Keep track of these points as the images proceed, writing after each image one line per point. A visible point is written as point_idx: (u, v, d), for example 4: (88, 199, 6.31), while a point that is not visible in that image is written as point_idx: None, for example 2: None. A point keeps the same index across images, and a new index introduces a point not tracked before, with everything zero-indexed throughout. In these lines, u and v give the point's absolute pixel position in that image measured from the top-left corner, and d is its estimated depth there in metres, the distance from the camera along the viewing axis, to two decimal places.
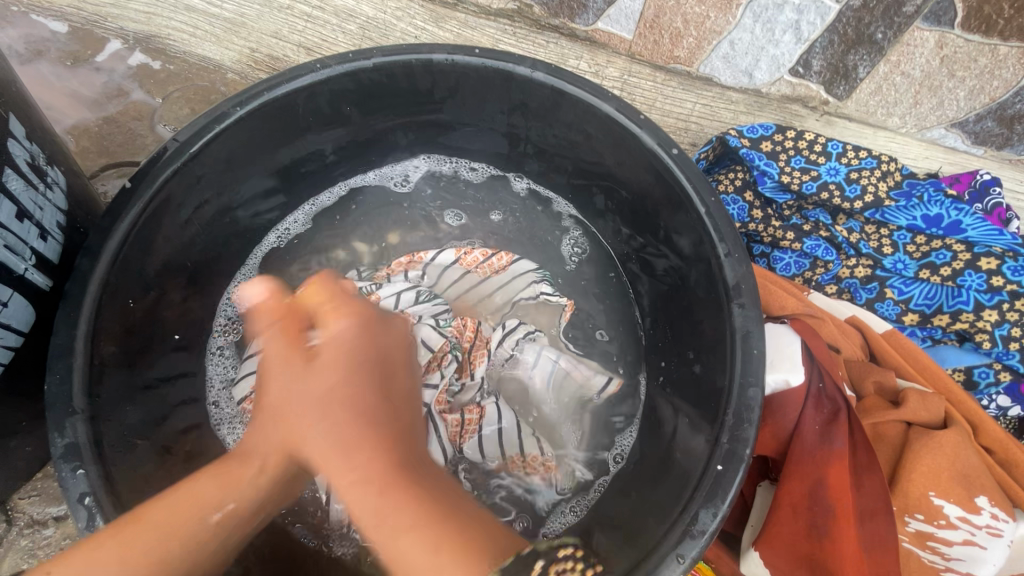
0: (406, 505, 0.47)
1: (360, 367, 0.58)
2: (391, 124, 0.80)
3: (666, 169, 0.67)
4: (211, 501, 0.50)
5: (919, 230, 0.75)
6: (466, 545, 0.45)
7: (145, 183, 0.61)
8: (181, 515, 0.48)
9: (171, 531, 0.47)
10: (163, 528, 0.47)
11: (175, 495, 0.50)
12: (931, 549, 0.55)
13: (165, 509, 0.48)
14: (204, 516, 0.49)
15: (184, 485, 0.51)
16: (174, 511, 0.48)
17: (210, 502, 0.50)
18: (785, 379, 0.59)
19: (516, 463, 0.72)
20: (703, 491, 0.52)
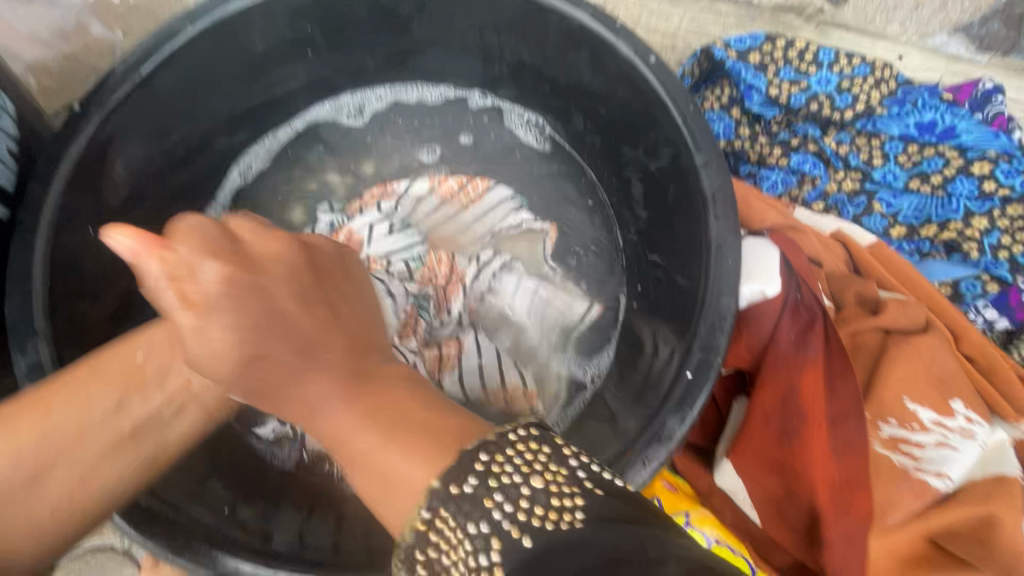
0: None
1: (296, 264, 0.45)
2: (358, 46, 0.75)
3: (643, 79, 0.63)
4: (145, 382, 0.49)
5: (911, 138, 0.73)
6: None
7: (95, 108, 0.57)
8: (109, 387, 0.47)
9: (94, 403, 0.46)
10: (87, 399, 0.46)
11: (116, 356, 0.49)
12: (903, 453, 0.55)
13: (99, 372, 0.48)
14: (131, 398, 0.48)
15: (127, 343, 0.50)
16: (104, 379, 0.48)
17: (144, 382, 0.49)
18: (761, 290, 0.57)
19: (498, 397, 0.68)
20: (673, 400, 0.51)
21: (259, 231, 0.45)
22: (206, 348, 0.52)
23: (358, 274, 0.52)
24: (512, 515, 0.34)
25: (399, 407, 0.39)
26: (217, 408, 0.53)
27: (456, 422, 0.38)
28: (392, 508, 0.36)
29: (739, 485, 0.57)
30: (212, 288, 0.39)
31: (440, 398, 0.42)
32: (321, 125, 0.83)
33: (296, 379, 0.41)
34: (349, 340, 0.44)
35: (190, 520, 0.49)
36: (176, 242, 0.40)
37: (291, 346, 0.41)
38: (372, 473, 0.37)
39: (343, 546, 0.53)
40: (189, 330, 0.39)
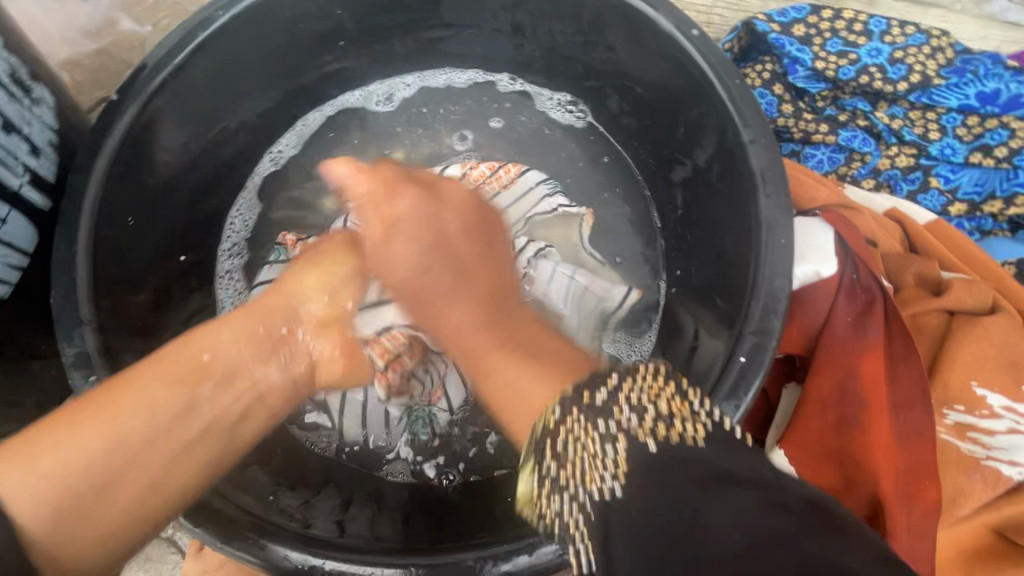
0: (489, 339, 0.53)
1: (468, 225, 0.64)
2: (387, 30, 0.74)
3: (685, 54, 0.60)
4: (212, 381, 0.50)
5: (972, 110, 0.69)
6: (547, 365, 0.47)
7: (131, 97, 0.57)
8: (177, 388, 0.48)
9: (163, 404, 0.47)
10: (153, 399, 0.47)
11: (179, 354, 0.50)
12: (971, 440, 0.53)
13: (162, 373, 0.48)
14: (200, 399, 0.49)
15: (190, 344, 0.51)
16: (172, 379, 0.48)
17: (211, 380, 0.50)
18: (816, 270, 0.54)
19: None
20: (726, 385, 0.49)
21: (408, 185, 0.63)
22: (280, 338, 0.56)
23: (496, 225, 0.66)
24: (626, 424, 0.36)
25: (529, 342, 0.52)
26: (303, 378, 0.57)
27: (567, 359, 0.49)
28: (522, 414, 0.45)
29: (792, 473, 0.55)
30: (403, 217, 0.62)
31: (549, 334, 0.56)
32: (351, 112, 0.82)
33: (449, 308, 0.58)
34: (490, 288, 0.60)
35: (234, 509, 0.47)
36: (392, 207, 0.62)
37: (455, 272, 0.60)
38: (500, 398, 0.48)
39: (381, 532, 0.53)
40: (389, 240, 0.61)
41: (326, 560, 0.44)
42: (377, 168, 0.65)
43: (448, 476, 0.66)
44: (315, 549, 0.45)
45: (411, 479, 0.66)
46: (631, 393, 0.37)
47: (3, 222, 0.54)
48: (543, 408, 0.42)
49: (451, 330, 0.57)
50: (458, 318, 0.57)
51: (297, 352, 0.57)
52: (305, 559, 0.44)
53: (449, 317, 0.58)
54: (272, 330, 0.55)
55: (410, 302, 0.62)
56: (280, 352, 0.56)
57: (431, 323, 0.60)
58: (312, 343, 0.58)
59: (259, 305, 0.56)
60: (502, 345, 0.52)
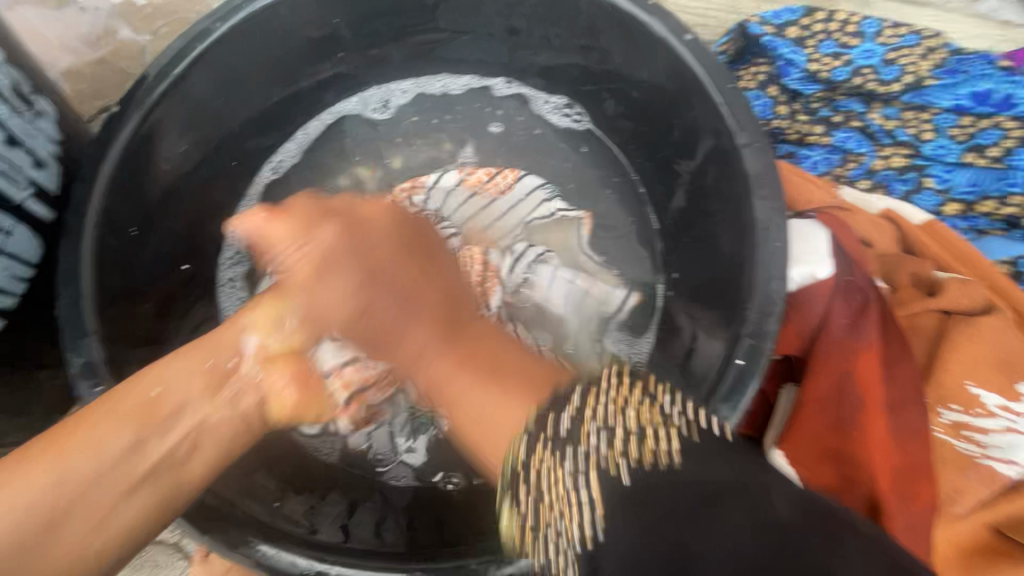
0: (460, 364, 0.52)
1: (393, 249, 0.60)
2: (384, 37, 0.75)
3: (678, 59, 0.61)
4: (162, 417, 0.46)
5: (965, 110, 0.69)
6: (508, 387, 0.47)
7: (133, 108, 0.58)
8: (123, 425, 0.44)
9: (109, 443, 0.43)
10: (100, 439, 0.42)
11: (127, 392, 0.46)
12: (966, 439, 0.53)
13: (113, 412, 0.44)
14: (148, 435, 0.44)
15: (141, 378, 0.47)
16: (120, 418, 0.44)
17: (159, 416, 0.46)
18: (811, 272, 0.55)
19: None
20: (724, 387, 0.50)
21: (327, 215, 0.60)
22: (229, 371, 0.51)
23: (424, 237, 0.64)
24: (595, 450, 0.37)
25: (497, 360, 0.51)
26: (252, 413, 0.52)
27: (547, 372, 0.49)
28: (496, 438, 0.45)
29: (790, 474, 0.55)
30: (328, 248, 0.58)
31: (512, 347, 0.54)
32: (349, 119, 0.83)
33: (404, 332, 0.57)
34: (444, 301, 0.59)
35: (242, 516, 0.48)
36: (313, 249, 0.58)
37: (395, 300, 0.58)
38: (467, 419, 0.48)
39: (383, 538, 0.53)
40: (318, 284, 0.57)
41: (332, 565, 0.45)
42: (298, 203, 0.61)
43: (451, 481, 0.65)
44: (320, 555, 0.46)
45: (415, 483, 0.66)
46: (599, 408, 0.39)
47: (9, 233, 0.55)
48: (512, 436, 0.42)
49: (415, 359, 0.56)
50: (416, 339, 0.56)
51: (249, 383, 0.52)
52: (311, 565, 0.45)
53: (406, 340, 0.56)
54: (218, 364, 0.51)
55: (362, 325, 0.58)
56: (227, 385, 0.51)
57: (404, 352, 0.56)
58: (257, 376, 0.53)
59: (214, 337, 0.53)
60: (468, 365, 0.51)
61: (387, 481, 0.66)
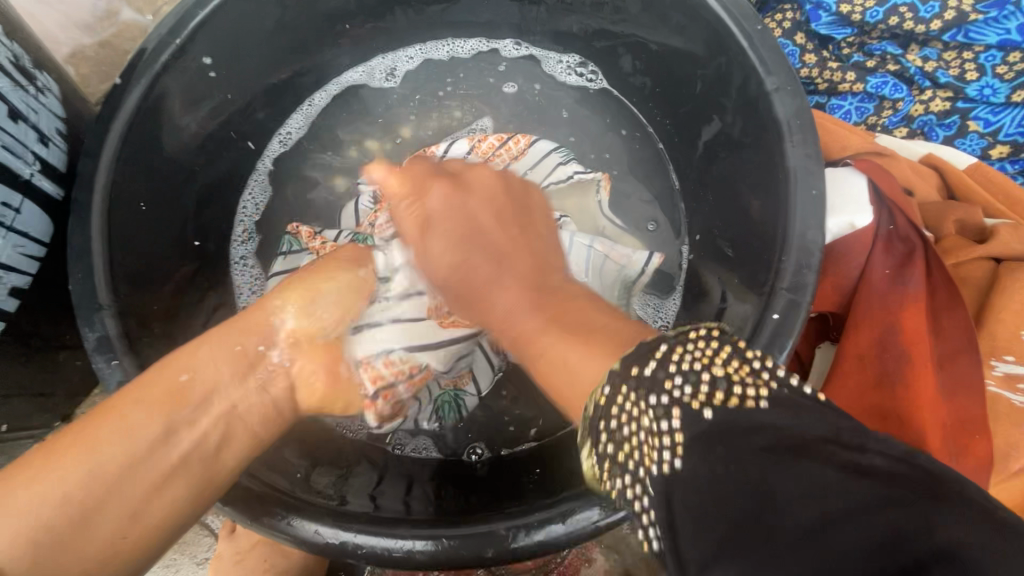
0: (549, 331, 0.45)
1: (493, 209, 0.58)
2: (390, 1, 0.72)
3: (700, 3, 0.56)
4: (190, 401, 0.45)
5: (1015, 45, 0.64)
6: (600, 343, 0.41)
7: (136, 77, 0.56)
8: (153, 413, 0.43)
9: (140, 429, 0.42)
10: (133, 426, 0.42)
11: (157, 379, 0.45)
12: (1022, 392, 0.50)
13: (141, 399, 0.44)
14: (176, 427, 0.44)
15: (168, 365, 0.46)
16: (149, 404, 0.43)
17: (189, 402, 0.45)
18: (851, 221, 0.51)
19: None
20: (759, 344, 0.47)
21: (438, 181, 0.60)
22: (258, 356, 0.50)
23: (540, 206, 0.61)
24: (682, 393, 0.31)
25: (581, 313, 0.46)
26: (283, 399, 0.51)
27: (620, 326, 0.43)
28: (577, 395, 0.40)
29: None
30: (438, 211, 0.58)
31: (603, 308, 0.47)
32: (356, 89, 0.80)
33: (498, 288, 0.52)
34: (536, 264, 0.54)
35: (261, 483, 0.46)
36: (424, 204, 0.59)
37: (490, 257, 0.54)
38: (551, 372, 0.43)
39: (413, 508, 0.52)
40: (427, 238, 0.57)
41: (356, 533, 0.43)
42: (399, 176, 0.60)
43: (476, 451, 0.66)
44: (343, 522, 0.44)
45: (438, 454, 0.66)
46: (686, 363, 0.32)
47: (18, 211, 0.53)
48: (592, 388, 0.38)
49: (507, 298, 0.51)
50: (511, 279, 0.52)
51: (272, 372, 0.50)
52: (335, 534, 0.43)
53: (495, 296, 0.52)
54: (249, 347, 0.49)
55: (448, 292, 0.57)
56: (258, 370, 0.50)
57: (505, 316, 0.50)
58: (289, 362, 0.51)
59: (241, 319, 0.51)
60: (553, 322, 0.46)
61: (408, 453, 0.66)
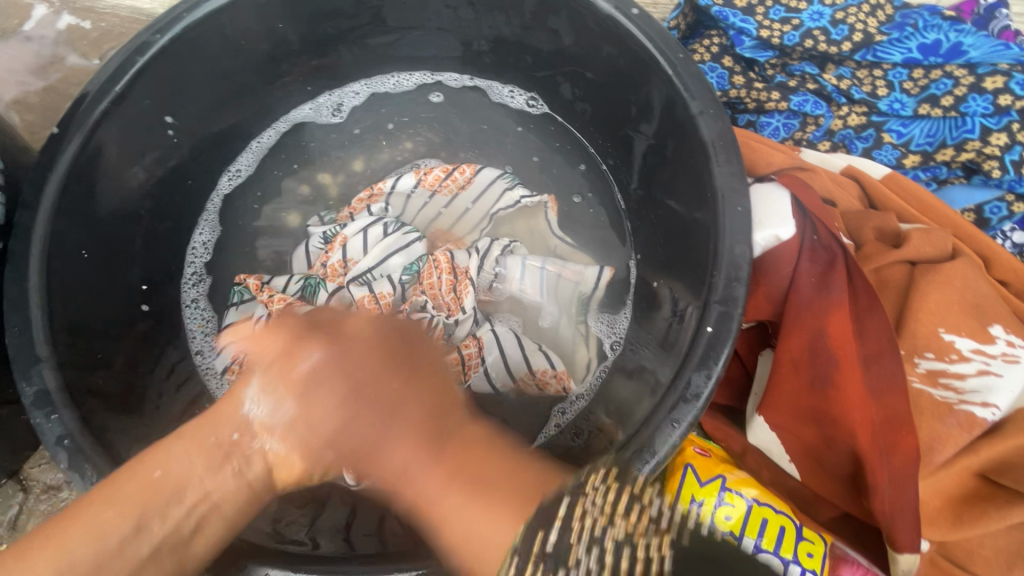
0: (466, 485, 0.43)
1: (378, 361, 0.51)
2: (333, 40, 0.74)
3: (627, 35, 0.60)
4: (163, 496, 0.43)
5: (916, 63, 0.70)
6: (471, 549, 0.40)
7: (73, 128, 0.55)
8: (124, 513, 0.41)
9: (110, 528, 0.40)
10: (99, 531, 0.40)
11: (127, 475, 0.43)
12: (944, 386, 0.53)
13: (114, 497, 0.42)
14: (150, 518, 0.42)
15: (142, 462, 0.44)
16: (121, 503, 0.42)
17: (163, 497, 0.43)
18: (776, 235, 0.54)
19: (529, 384, 0.68)
20: (696, 357, 0.49)
21: (316, 333, 0.52)
22: (234, 445, 0.48)
23: (428, 352, 0.57)
24: (585, 568, 0.35)
25: (482, 470, 0.44)
26: (260, 483, 0.48)
27: (535, 476, 0.44)
28: (481, 546, 0.39)
29: (773, 440, 0.56)
30: (317, 373, 0.49)
31: (508, 455, 0.47)
32: (305, 126, 0.82)
33: (381, 451, 0.47)
34: (431, 411, 0.49)
35: None
36: (297, 366, 0.49)
37: (378, 419, 0.48)
38: (450, 535, 0.42)
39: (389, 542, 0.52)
40: (302, 394, 0.49)
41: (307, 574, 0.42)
42: (284, 321, 0.53)
43: None
44: (295, 565, 0.43)
45: None
46: (587, 519, 0.38)
47: None
48: (499, 561, 0.38)
49: (416, 499, 0.45)
50: (404, 466, 0.46)
51: (250, 456, 0.48)
52: None
53: (403, 474, 0.46)
54: (242, 422, 0.48)
55: (369, 464, 0.48)
56: (233, 458, 0.47)
57: (412, 491, 0.45)
58: (270, 447, 0.48)
59: (214, 412, 0.49)
60: (462, 470, 0.44)
61: None
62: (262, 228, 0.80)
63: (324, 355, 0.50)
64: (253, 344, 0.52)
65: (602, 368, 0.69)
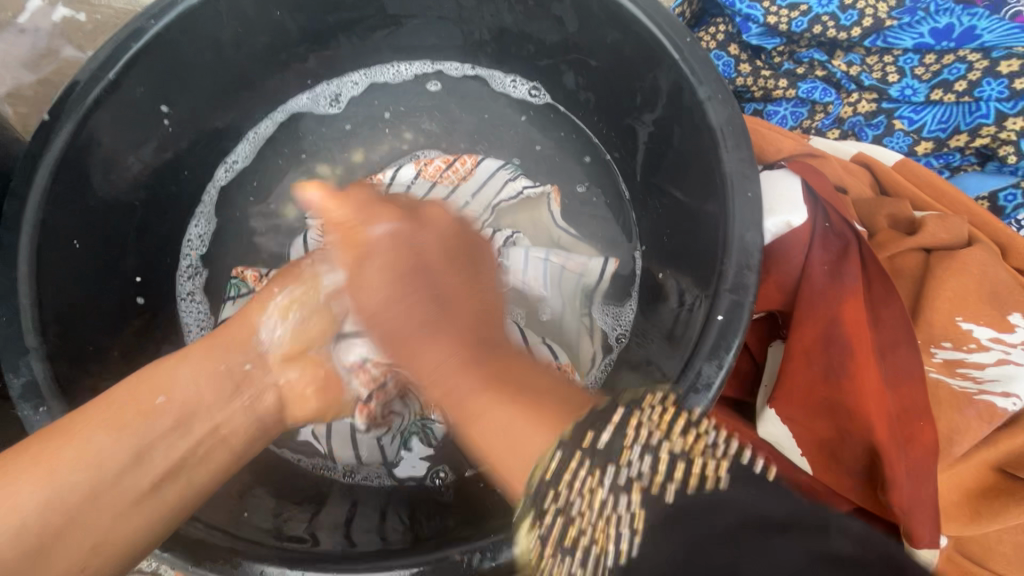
0: (510, 395, 0.42)
1: (444, 258, 0.54)
2: (332, 28, 0.72)
3: (632, 19, 0.58)
4: (163, 424, 0.47)
5: (928, 48, 0.68)
6: (509, 451, 0.39)
7: (65, 115, 0.54)
8: (122, 435, 0.45)
9: (111, 456, 0.44)
10: (98, 453, 0.43)
11: (123, 399, 0.47)
12: (962, 376, 0.51)
13: (106, 420, 0.45)
14: (152, 446, 0.46)
15: (144, 385, 0.48)
16: (117, 428, 0.45)
17: (161, 421, 0.47)
18: (787, 221, 0.53)
19: None
20: (706, 346, 0.47)
21: (389, 207, 0.56)
22: (246, 374, 0.54)
23: (491, 264, 0.58)
24: (639, 474, 0.34)
25: (527, 379, 0.44)
26: (270, 413, 0.54)
27: (573, 394, 0.43)
28: (518, 462, 0.39)
29: (784, 433, 0.53)
30: (382, 242, 0.54)
31: (546, 373, 0.46)
32: (304, 117, 0.80)
33: (424, 347, 0.48)
34: (478, 323, 0.50)
35: (202, 530, 0.44)
36: (370, 232, 0.54)
37: (427, 315, 0.50)
38: (484, 436, 0.41)
39: (389, 538, 0.50)
40: (361, 278, 0.54)
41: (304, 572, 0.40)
42: (330, 199, 0.55)
43: (439, 475, 0.63)
44: (292, 562, 0.41)
45: (389, 483, 0.63)
46: (642, 431, 0.36)
47: None
48: (535, 460, 0.37)
49: (443, 395, 0.46)
50: (447, 364, 0.46)
51: (264, 387, 0.54)
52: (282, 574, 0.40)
53: (432, 367, 0.47)
54: (240, 366, 0.53)
55: (410, 350, 0.49)
56: (244, 390, 0.53)
57: (443, 388, 0.45)
58: (279, 378, 0.56)
59: (225, 339, 0.54)
60: (500, 384, 0.43)
61: (358, 480, 0.63)
62: (259, 220, 0.78)
63: (387, 236, 0.54)
64: (324, 209, 0.56)
65: (606, 360, 0.68)
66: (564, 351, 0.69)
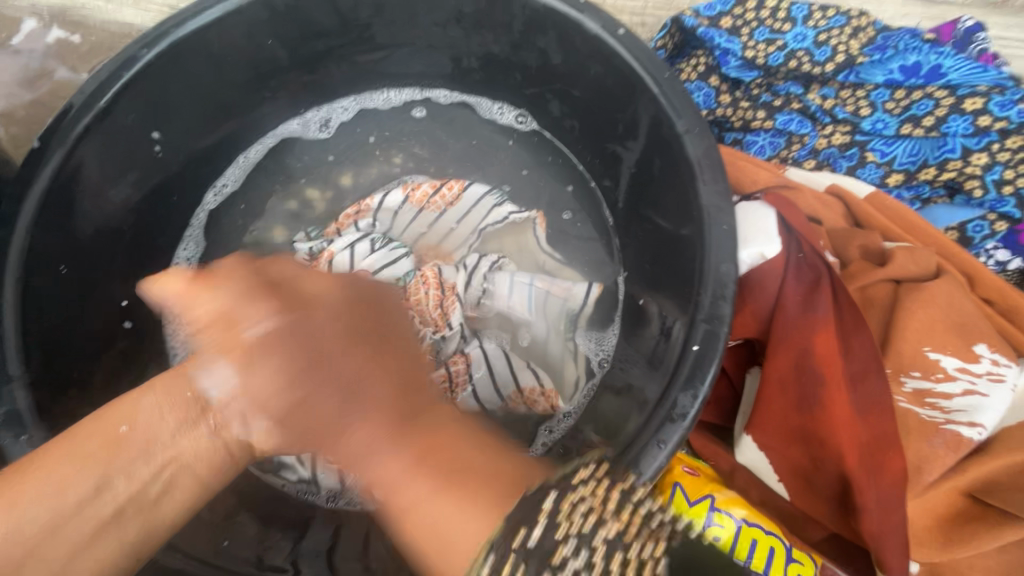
0: (436, 483, 0.41)
1: (341, 330, 0.49)
2: (323, 56, 0.74)
3: (614, 54, 0.60)
4: (128, 454, 0.43)
5: (898, 83, 0.71)
6: (442, 533, 0.39)
7: (55, 144, 0.55)
8: (86, 466, 0.42)
9: (70, 483, 0.41)
10: (62, 478, 0.41)
11: (95, 429, 0.44)
12: (930, 406, 0.53)
13: (74, 453, 0.42)
14: (111, 476, 0.42)
15: (108, 416, 0.45)
16: (82, 459, 0.42)
17: (125, 454, 0.43)
18: (761, 252, 0.55)
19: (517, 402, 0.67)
20: (682, 376, 0.48)
21: (266, 294, 0.51)
22: (209, 405, 0.46)
23: (399, 325, 0.56)
24: (577, 562, 0.37)
25: (450, 448, 0.44)
26: (238, 449, 0.47)
27: (511, 467, 0.43)
28: (450, 554, 0.39)
29: (761, 459, 0.55)
30: (264, 339, 0.48)
31: (467, 437, 0.45)
32: (294, 142, 0.82)
33: (346, 430, 0.45)
34: (398, 391, 0.47)
35: None
36: (241, 331, 0.48)
37: (337, 398, 0.46)
38: (416, 528, 0.41)
39: None
40: (251, 359, 0.47)
41: None
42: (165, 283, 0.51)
43: None
44: None
45: (374, 507, 0.62)
46: (577, 514, 0.39)
47: None
48: (474, 555, 0.37)
49: (375, 481, 0.44)
50: (367, 451, 0.44)
51: (228, 418, 0.47)
52: None
53: (364, 458, 0.44)
54: (199, 393, 0.46)
55: (342, 444, 0.45)
56: (205, 419, 0.46)
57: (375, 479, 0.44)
58: (240, 423, 0.47)
59: (183, 369, 0.48)
60: (421, 465, 0.42)
61: (342, 505, 0.62)
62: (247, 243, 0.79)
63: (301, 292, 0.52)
64: (184, 302, 0.51)
65: (590, 385, 0.68)
66: (548, 375, 0.70)
